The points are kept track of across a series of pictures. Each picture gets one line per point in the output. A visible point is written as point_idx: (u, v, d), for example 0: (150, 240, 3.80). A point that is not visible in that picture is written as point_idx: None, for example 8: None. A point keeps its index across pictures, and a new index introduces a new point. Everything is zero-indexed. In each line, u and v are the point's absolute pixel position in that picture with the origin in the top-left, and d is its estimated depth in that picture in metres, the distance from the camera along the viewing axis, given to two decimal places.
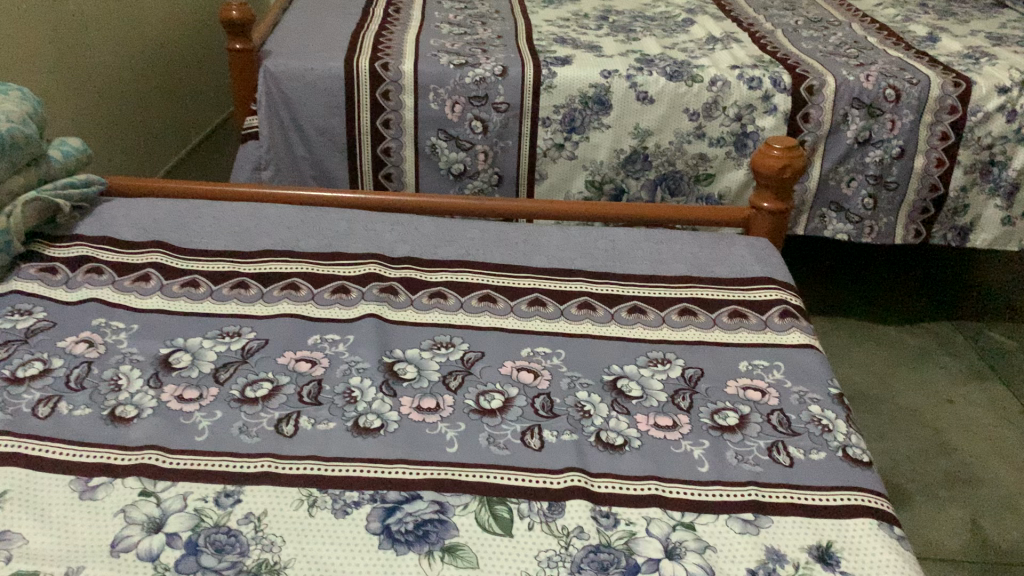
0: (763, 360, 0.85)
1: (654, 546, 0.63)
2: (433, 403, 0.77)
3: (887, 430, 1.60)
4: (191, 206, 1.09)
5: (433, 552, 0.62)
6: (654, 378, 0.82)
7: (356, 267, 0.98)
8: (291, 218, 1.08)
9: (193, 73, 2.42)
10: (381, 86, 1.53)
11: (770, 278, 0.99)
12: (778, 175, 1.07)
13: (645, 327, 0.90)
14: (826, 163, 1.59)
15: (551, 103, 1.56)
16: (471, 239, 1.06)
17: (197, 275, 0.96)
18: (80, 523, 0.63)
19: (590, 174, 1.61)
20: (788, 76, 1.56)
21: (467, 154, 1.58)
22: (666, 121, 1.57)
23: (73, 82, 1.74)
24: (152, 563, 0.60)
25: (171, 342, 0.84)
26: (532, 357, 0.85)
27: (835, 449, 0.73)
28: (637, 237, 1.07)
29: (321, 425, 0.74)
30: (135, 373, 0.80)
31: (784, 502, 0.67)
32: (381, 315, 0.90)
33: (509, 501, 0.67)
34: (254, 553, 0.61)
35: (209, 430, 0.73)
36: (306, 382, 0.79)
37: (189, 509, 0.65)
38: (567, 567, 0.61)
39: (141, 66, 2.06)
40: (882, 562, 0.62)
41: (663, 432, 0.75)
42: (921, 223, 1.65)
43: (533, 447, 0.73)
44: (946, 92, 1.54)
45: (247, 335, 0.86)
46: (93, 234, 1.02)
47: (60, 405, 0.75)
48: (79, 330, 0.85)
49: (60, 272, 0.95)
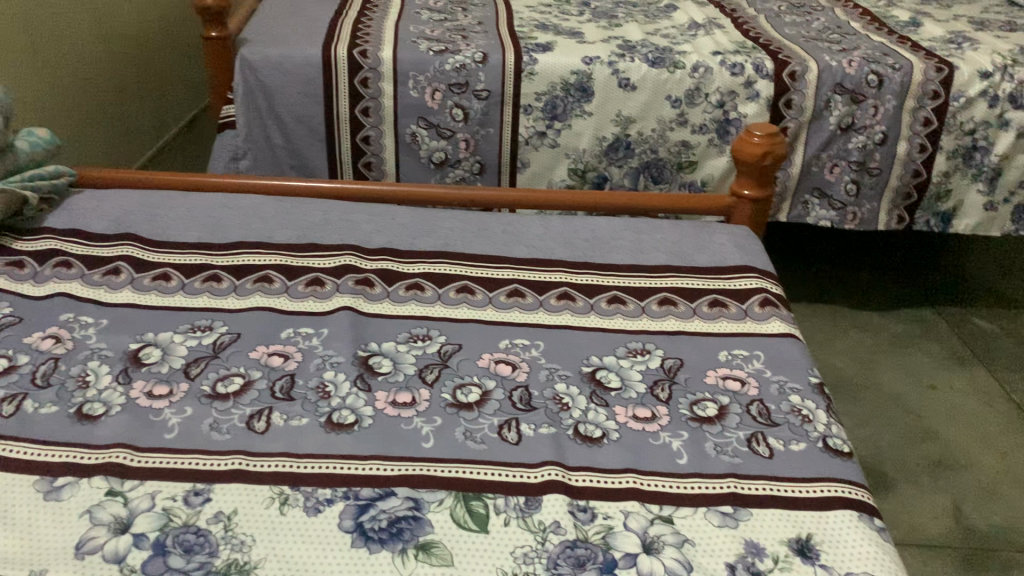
0: (743, 350, 0.84)
1: (632, 541, 0.62)
2: (408, 397, 0.76)
3: (869, 417, 1.60)
4: (164, 198, 1.07)
5: (407, 550, 0.61)
6: (633, 369, 0.81)
7: (331, 259, 0.97)
8: (266, 209, 1.06)
9: (168, 61, 2.39)
10: (359, 74, 1.50)
11: (751, 266, 0.98)
12: (759, 163, 1.06)
13: (625, 317, 0.89)
14: (809, 149, 1.58)
15: (532, 90, 1.54)
16: (449, 229, 1.04)
17: (169, 268, 0.94)
18: (44, 525, 0.62)
19: (572, 162, 1.59)
20: (771, 61, 1.55)
21: (448, 142, 1.56)
22: (648, 108, 1.55)
23: (43, 72, 1.71)
24: (118, 565, 0.59)
25: (141, 337, 0.82)
26: (510, 349, 0.84)
27: (815, 440, 0.73)
28: (617, 226, 1.06)
29: (294, 421, 0.72)
30: (104, 369, 0.78)
31: (764, 495, 0.67)
32: (357, 308, 0.88)
33: (486, 497, 0.66)
34: (223, 553, 0.60)
35: (179, 427, 0.71)
36: (279, 377, 0.77)
37: (157, 509, 0.63)
38: (543, 563, 0.60)
39: (113, 55, 2.03)
40: (863, 554, 0.62)
41: (642, 425, 0.74)
42: (904, 209, 1.64)
43: (510, 441, 0.72)
44: (929, 77, 1.54)
45: (219, 330, 0.84)
46: (63, 227, 1.00)
47: (25, 403, 0.73)
48: (46, 325, 0.84)
49: (27, 266, 0.93)
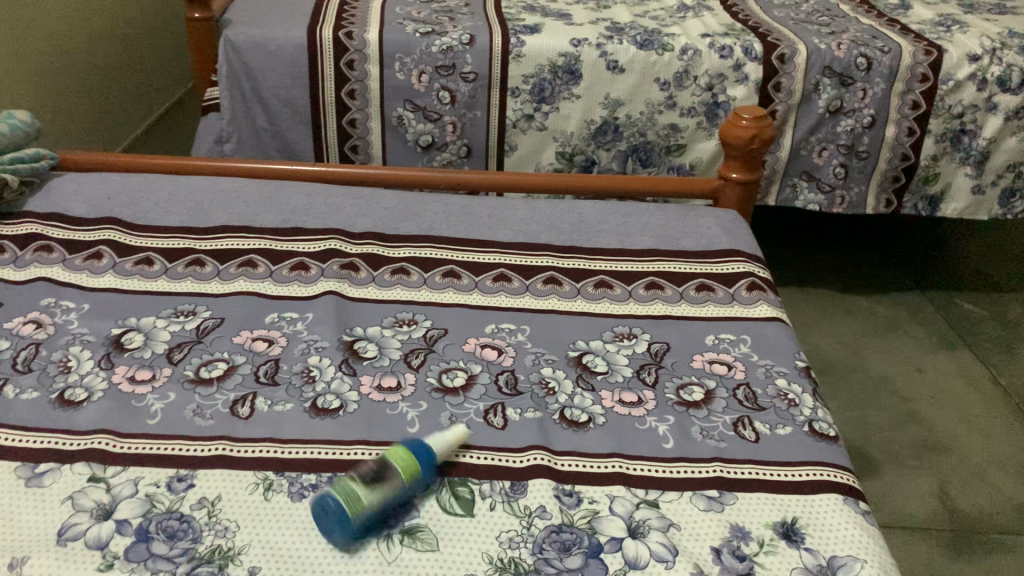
0: (730, 334, 0.84)
1: (617, 525, 0.62)
2: (393, 381, 0.76)
3: (855, 400, 1.61)
4: (146, 181, 1.06)
5: (392, 536, 0.61)
6: (620, 353, 0.81)
7: (316, 243, 0.96)
8: (250, 192, 1.05)
9: (150, 42, 2.36)
10: (345, 56, 1.49)
11: (738, 250, 0.98)
12: (747, 146, 1.05)
13: (612, 302, 0.89)
14: (798, 132, 1.57)
15: (520, 73, 1.53)
16: (434, 213, 1.03)
17: (152, 252, 0.93)
18: (25, 511, 0.61)
19: (560, 145, 1.59)
20: (760, 44, 1.54)
21: (435, 125, 1.55)
22: (637, 90, 1.55)
23: (24, 53, 1.69)
24: (101, 552, 0.58)
25: (124, 322, 0.82)
26: (496, 334, 0.83)
27: (801, 424, 0.73)
28: (604, 210, 1.05)
29: (277, 406, 0.72)
30: (86, 354, 0.77)
31: (749, 478, 0.67)
32: (342, 293, 0.88)
33: (471, 482, 0.65)
34: (207, 539, 0.60)
35: (162, 413, 0.71)
36: (263, 362, 0.77)
37: (140, 495, 0.63)
38: (528, 548, 0.60)
39: (95, 37, 2.01)
40: (848, 537, 0.62)
41: (628, 409, 0.74)
42: (892, 192, 1.64)
43: (496, 426, 0.71)
44: (918, 60, 1.53)
45: (203, 314, 0.83)
46: (44, 211, 0.99)
47: (6, 389, 0.73)
48: (27, 310, 0.83)
49: (8, 250, 0.92)
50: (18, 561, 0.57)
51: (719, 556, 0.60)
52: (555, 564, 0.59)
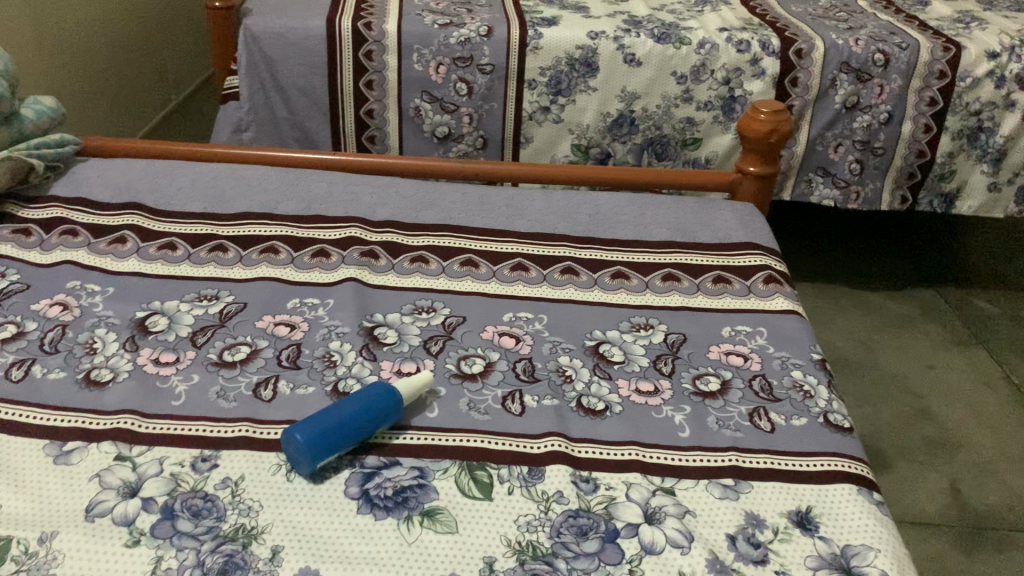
0: (746, 326, 0.85)
1: (634, 511, 0.63)
2: (413, 366, 0.77)
3: (867, 396, 1.61)
4: (169, 167, 1.07)
5: (412, 517, 0.62)
6: (636, 343, 0.82)
7: (336, 231, 0.97)
8: (271, 179, 1.06)
9: (170, 31, 2.38)
10: (363, 46, 1.50)
11: (754, 243, 0.98)
12: (764, 140, 1.06)
13: (629, 292, 0.90)
14: (814, 128, 1.58)
15: (537, 65, 1.53)
16: (452, 203, 1.04)
17: (174, 238, 0.94)
18: (53, 488, 0.62)
19: (576, 138, 1.59)
20: (778, 39, 1.54)
21: (452, 117, 1.56)
22: (653, 84, 1.55)
23: (48, 40, 1.71)
24: (127, 528, 0.59)
25: (148, 306, 0.83)
26: (514, 322, 0.84)
27: (816, 415, 0.73)
28: (621, 201, 1.06)
29: (299, 390, 0.73)
30: (111, 337, 0.78)
31: (764, 468, 0.67)
32: (362, 280, 0.89)
33: (490, 466, 0.66)
34: (230, 518, 0.61)
35: (186, 395, 0.72)
36: (285, 347, 0.78)
37: (165, 474, 0.64)
38: (546, 532, 0.61)
39: (116, 26, 2.02)
40: (862, 526, 0.62)
41: (645, 398, 0.75)
42: (908, 189, 1.64)
43: (514, 412, 0.72)
44: (936, 57, 1.53)
45: (225, 299, 0.84)
46: (69, 195, 1.01)
47: (34, 368, 0.74)
48: (53, 293, 0.84)
49: (34, 234, 0.93)
50: (48, 535, 0.59)
51: (734, 544, 0.61)
52: (572, 548, 0.60)
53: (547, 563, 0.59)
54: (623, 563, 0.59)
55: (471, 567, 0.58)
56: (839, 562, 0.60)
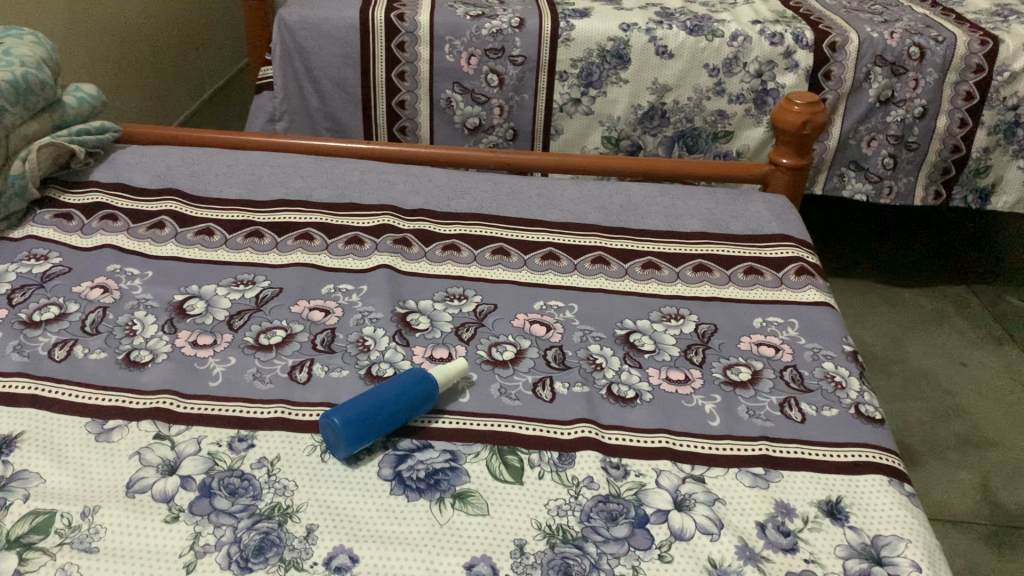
0: (778, 317, 0.85)
1: (663, 498, 0.63)
2: (445, 352, 0.78)
3: (898, 393, 1.60)
4: (206, 154, 1.09)
5: (444, 499, 0.63)
6: (667, 333, 0.82)
7: (370, 218, 0.98)
8: (305, 167, 1.07)
9: (206, 21, 2.40)
10: (396, 37, 1.50)
11: (786, 235, 0.98)
12: (798, 131, 1.06)
13: (659, 282, 0.90)
14: (847, 121, 1.56)
15: (569, 57, 1.53)
16: (484, 192, 1.05)
17: (211, 223, 0.96)
18: (95, 464, 0.64)
19: (606, 130, 1.60)
20: (811, 32, 1.53)
21: (483, 108, 1.56)
22: (685, 76, 1.54)
23: (88, 31, 1.74)
24: (166, 504, 0.61)
25: (186, 290, 0.84)
26: (544, 310, 0.85)
27: (847, 406, 0.73)
28: (652, 192, 1.06)
29: (334, 372, 0.74)
30: (149, 319, 0.80)
31: (795, 457, 0.67)
32: (395, 267, 0.90)
33: (520, 451, 0.67)
34: (267, 497, 0.62)
35: (223, 376, 0.73)
36: (319, 331, 0.79)
37: (203, 453, 0.65)
38: (576, 516, 0.62)
39: (153, 16, 2.05)
40: (893, 517, 0.62)
41: (675, 387, 0.75)
42: (942, 184, 1.63)
43: (545, 398, 0.73)
44: (972, 50, 1.51)
45: (261, 284, 0.86)
46: (108, 181, 1.03)
47: (76, 349, 0.76)
48: (94, 275, 0.86)
49: (75, 219, 0.95)
50: (90, 510, 0.60)
51: (764, 531, 0.61)
52: (601, 532, 0.60)
53: (576, 546, 0.59)
54: (653, 548, 0.59)
55: (503, 548, 0.59)
56: (868, 552, 0.60)
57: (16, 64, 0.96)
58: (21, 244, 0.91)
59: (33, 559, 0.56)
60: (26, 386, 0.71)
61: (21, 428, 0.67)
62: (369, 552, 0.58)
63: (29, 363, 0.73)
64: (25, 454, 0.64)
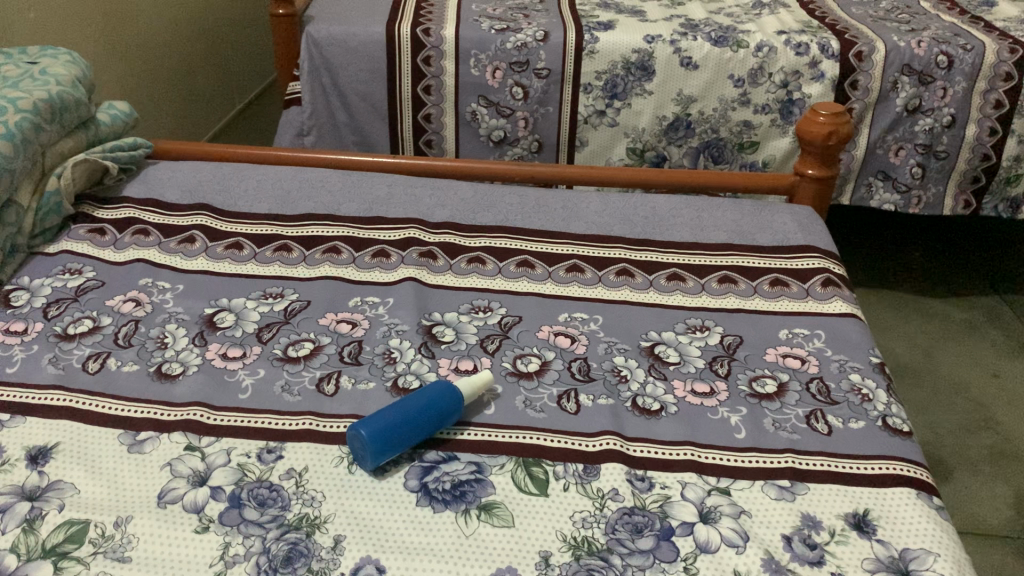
0: (804, 329, 0.84)
1: (689, 510, 0.63)
2: (470, 364, 0.78)
3: (929, 405, 1.58)
4: (236, 169, 1.11)
5: (469, 510, 0.63)
6: (693, 345, 0.82)
7: (396, 232, 0.99)
8: (333, 181, 1.09)
9: (235, 35, 2.43)
10: (422, 52, 1.52)
11: (812, 246, 0.98)
12: (823, 143, 1.05)
13: (684, 294, 0.90)
14: (874, 131, 1.55)
15: (593, 69, 1.54)
16: (509, 205, 1.06)
17: (241, 238, 0.97)
18: (128, 474, 0.65)
19: (631, 141, 1.60)
20: (837, 42, 1.52)
21: (508, 121, 1.57)
22: (710, 87, 1.55)
23: (120, 47, 1.77)
24: (197, 515, 0.62)
25: (216, 303, 0.86)
26: (569, 322, 0.85)
27: (875, 419, 0.73)
28: (677, 204, 1.06)
29: (361, 385, 0.75)
30: (180, 332, 0.81)
31: (821, 470, 0.67)
32: (420, 280, 0.91)
33: (546, 463, 0.67)
34: (295, 507, 0.63)
35: (252, 388, 0.74)
36: (347, 343, 0.80)
37: (233, 464, 0.66)
38: (600, 528, 0.62)
39: (185, 34, 2.09)
40: (919, 530, 0.62)
41: (701, 399, 0.75)
42: (972, 193, 1.60)
43: (569, 410, 0.73)
44: (1002, 58, 1.49)
45: (290, 297, 0.87)
46: (141, 197, 1.05)
47: (109, 361, 0.77)
48: (127, 289, 0.88)
49: (108, 234, 0.97)
50: (123, 520, 0.61)
51: (790, 544, 0.61)
52: (626, 545, 0.61)
53: (601, 558, 0.59)
54: (678, 560, 0.60)
55: (528, 560, 0.59)
56: (896, 566, 0.59)
57: (51, 82, 0.98)
58: (56, 259, 0.93)
59: (68, 568, 0.57)
60: (60, 398, 0.72)
61: (56, 439, 0.68)
62: (397, 563, 0.59)
63: (64, 376, 0.75)
64: (59, 464, 0.66)
